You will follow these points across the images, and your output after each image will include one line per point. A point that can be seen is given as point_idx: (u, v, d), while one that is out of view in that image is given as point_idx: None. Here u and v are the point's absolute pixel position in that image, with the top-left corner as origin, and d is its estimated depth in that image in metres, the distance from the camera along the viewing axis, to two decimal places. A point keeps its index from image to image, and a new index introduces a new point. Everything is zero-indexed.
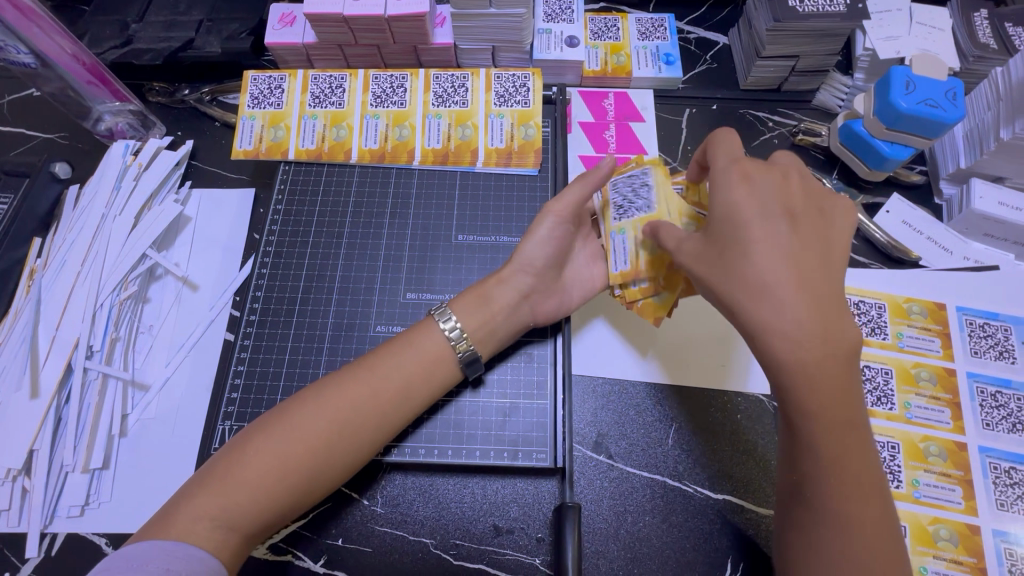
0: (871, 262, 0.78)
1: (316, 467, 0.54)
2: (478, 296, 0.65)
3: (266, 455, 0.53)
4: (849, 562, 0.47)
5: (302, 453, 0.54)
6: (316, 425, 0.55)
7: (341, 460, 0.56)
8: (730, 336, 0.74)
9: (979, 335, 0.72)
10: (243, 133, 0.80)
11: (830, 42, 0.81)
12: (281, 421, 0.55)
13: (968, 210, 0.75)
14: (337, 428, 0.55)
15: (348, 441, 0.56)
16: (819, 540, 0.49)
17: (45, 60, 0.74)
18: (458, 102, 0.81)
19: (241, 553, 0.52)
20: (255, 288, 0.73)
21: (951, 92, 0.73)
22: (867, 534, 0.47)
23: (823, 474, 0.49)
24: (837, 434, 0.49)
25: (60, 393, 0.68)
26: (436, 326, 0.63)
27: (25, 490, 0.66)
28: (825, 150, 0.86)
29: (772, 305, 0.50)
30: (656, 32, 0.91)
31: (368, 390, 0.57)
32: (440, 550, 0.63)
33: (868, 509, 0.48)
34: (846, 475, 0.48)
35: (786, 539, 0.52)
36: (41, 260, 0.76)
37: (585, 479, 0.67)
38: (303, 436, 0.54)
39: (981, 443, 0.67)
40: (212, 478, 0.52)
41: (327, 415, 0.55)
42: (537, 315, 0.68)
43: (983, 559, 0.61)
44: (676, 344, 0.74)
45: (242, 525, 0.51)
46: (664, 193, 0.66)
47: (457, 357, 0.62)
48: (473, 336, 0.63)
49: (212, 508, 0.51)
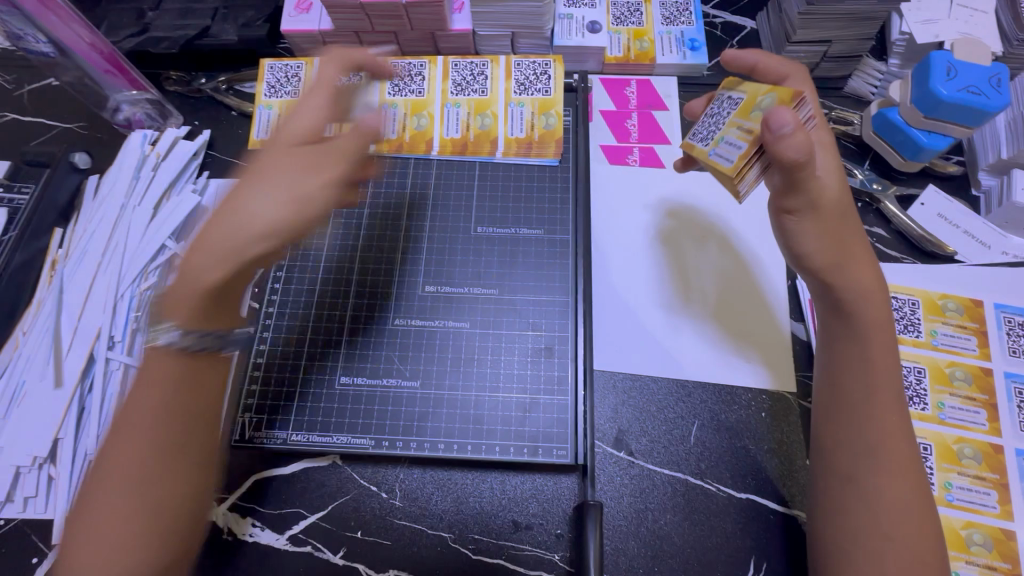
0: (904, 256, 0.75)
1: (160, 510, 0.50)
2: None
3: (109, 509, 0.49)
4: (900, 499, 0.51)
5: (133, 504, 0.49)
6: (129, 463, 0.50)
7: (184, 489, 0.52)
8: (754, 328, 0.73)
9: (1018, 334, 0.69)
10: (261, 122, 0.79)
11: (864, 26, 0.78)
12: (101, 469, 0.50)
13: (1010, 203, 0.72)
14: (151, 467, 0.50)
15: (169, 478, 0.51)
16: (876, 480, 0.52)
17: (63, 48, 0.74)
18: (478, 90, 0.79)
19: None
20: (274, 280, 0.72)
21: (994, 78, 0.70)
22: (913, 478, 0.52)
23: (874, 421, 0.54)
24: (889, 386, 0.55)
25: (82, 383, 0.69)
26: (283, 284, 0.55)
27: (50, 478, 0.67)
28: (856, 140, 0.83)
29: (854, 267, 0.57)
30: (681, 16, 0.88)
31: (152, 420, 0.51)
32: (458, 544, 0.63)
33: (908, 447, 0.53)
34: (895, 423, 0.54)
35: (821, 483, 0.56)
36: (63, 250, 0.77)
37: (604, 476, 0.66)
38: (125, 484, 0.49)
39: (1019, 446, 0.64)
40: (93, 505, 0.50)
41: (138, 450, 0.50)
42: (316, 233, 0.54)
43: (1019, 566, 0.59)
44: (715, 306, 0.74)
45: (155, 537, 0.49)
46: (745, 105, 0.59)
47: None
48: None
49: (103, 547, 0.48)
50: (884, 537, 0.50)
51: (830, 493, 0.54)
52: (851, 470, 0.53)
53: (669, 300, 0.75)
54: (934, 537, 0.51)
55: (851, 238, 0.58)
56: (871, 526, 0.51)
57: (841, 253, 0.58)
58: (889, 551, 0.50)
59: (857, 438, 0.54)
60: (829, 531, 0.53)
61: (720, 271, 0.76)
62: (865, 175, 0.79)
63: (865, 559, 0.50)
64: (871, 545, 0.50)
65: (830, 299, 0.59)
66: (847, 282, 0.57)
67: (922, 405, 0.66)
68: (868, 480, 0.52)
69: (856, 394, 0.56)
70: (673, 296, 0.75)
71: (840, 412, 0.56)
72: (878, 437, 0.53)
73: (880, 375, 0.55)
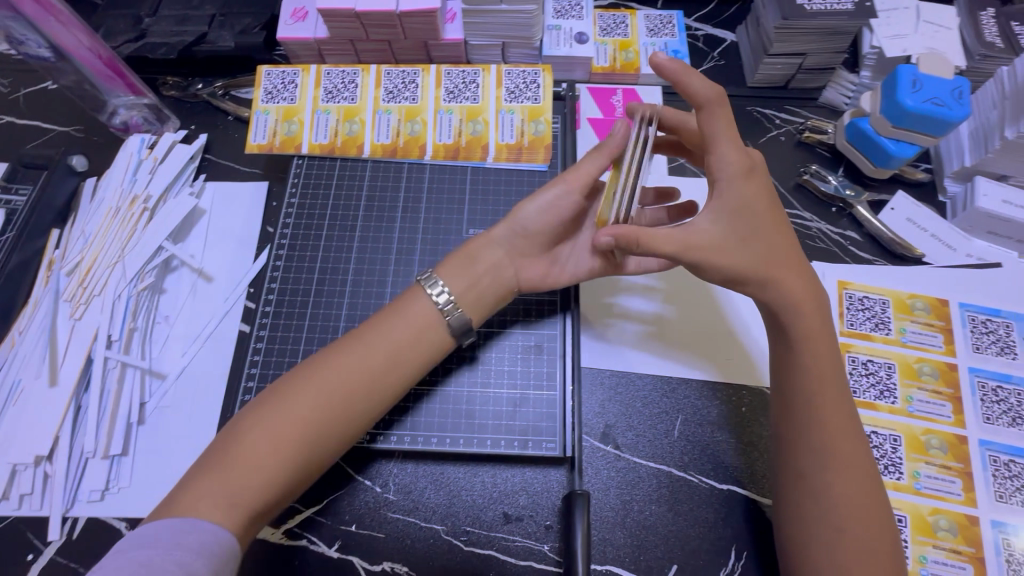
0: (876, 259, 0.79)
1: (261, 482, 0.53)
2: (466, 257, 0.67)
3: (211, 499, 0.51)
4: (847, 495, 0.54)
5: (243, 483, 0.52)
6: (261, 446, 0.54)
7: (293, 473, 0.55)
8: (710, 335, 0.76)
9: (981, 331, 0.73)
10: (258, 127, 0.81)
11: (837, 40, 0.82)
12: (226, 455, 0.53)
13: (973, 208, 0.76)
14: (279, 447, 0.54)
15: (253, 467, 0.53)
16: (824, 480, 0.55)
17: (62, 52, 0.76)
18: (469, 97, 0.82)
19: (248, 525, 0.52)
20: (271, 280, 0.74)
21: (956, 91, 0.74)
22: (863, 473, 0.55)
23: (816, 422, 0.56)
24: (828, 389, 0.57)
25: (80, 382, 0.70)
26: (423, 294, 0.64)
27: (47, 475, 0.67)
28: (831, 148, 0.87)
29: (788, 277, 0.59)
30: (664, 29, 0.92)
31: (315, 398, 0.56)
32: (451, 536, 0.65)
33: (852, 448, 0.56)
34: (837, 423, 0.56)
35: (780, 481, 0.59)
36: (59, 251, 0.78)
37: (592, 469, 0.69)
38: (243, 468, 0.53)
39: (982, 437, 0.68)
40: (218, 457, 0.54)
41: (266, 439, 0.54)
42: (523, 277, 0.69)
43: (982, 549, 0.63)
44: (673, 318, 0.77)
45: (246, 504, 0.52)
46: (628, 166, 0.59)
47: (447, 322, 0.63)
48: (459, 296, 0.65)
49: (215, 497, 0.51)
50: (836, 530, 0.53)
51: (788, 490, 0.57)
52: (801, 468, 0.56)
53: (631, 326, 0.76)
54: (884, 530, 0.53)
55: (777, 243, 0.60)
56: (821, 518, 0.54)
57: (772, 267, 0.59)
58: (842, 543, 0.53)
59: (802, 440, 0.57)
60: (790, 524, 0.57)
61: (677, 291, 0.78)
62: (838, 181, 0.83)
63: (821, 552, 0.53)
64: (823, 538, 0.54)
65: (768, 314, 0.61)
66: (778, 295, 0.59)
67: (892, 399, 0.70)
68: (816, 478, 0.55)
69: (794, 400, 0.58)
70: (634, 319, 0.77)
71: (786, 417, 0.59)
72: (823, 438, 0.56)
73: (816, 382, 0.57)
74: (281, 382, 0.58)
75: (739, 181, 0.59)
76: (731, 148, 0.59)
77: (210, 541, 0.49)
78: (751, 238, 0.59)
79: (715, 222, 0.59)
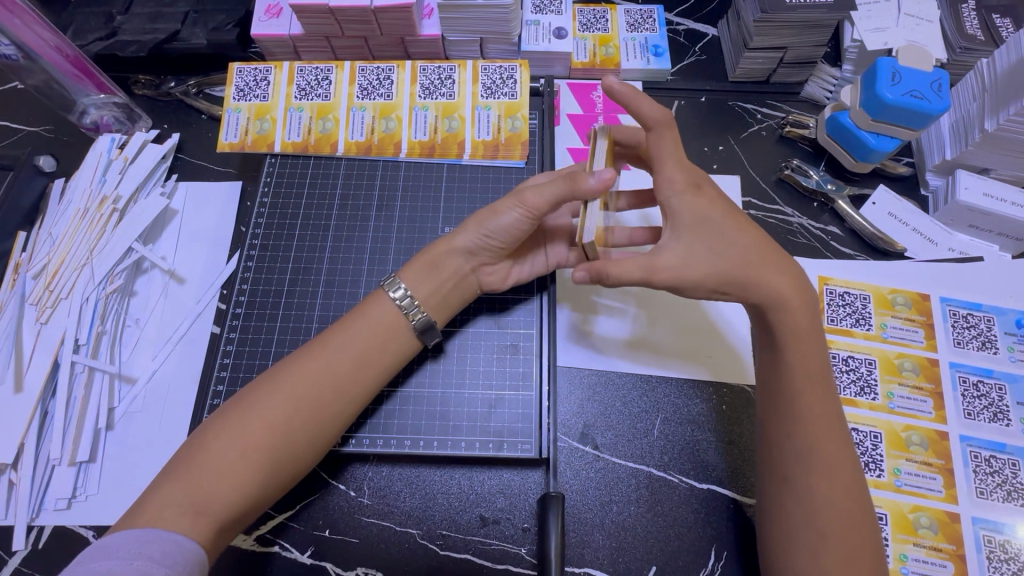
0: (857, 254, 0.78)
1: (222, 488, 0.51)
2: (428, 262, 0.65)
3: (175, 508, 0.50)
4: (830, 498, 0.53)
5: (206, 488, 0.51)
6: (232, 454, 0.52)
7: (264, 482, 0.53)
8: (695, 335, 0.74)
9: (963, 325, 0.73)
10: (229, 125, 0.80)
11: (818, 33, 0.81)
12: (193, 462, 0.52)
13: (954, 202, 0.76)
14: (246, 454, 0.52)
15: (220, 475, 0.51)
16: (807, 483, 0.54)
17: (28, 51, 0.74)
18: (445, 94, 0.81)
19: (220, 536, 0.51)
20: (242, 282, 0.73)
21: (936, 83, 0.73)
22: (847, 475, 0.54)
23: (803, 424, 0.56)
24: (814, 390, 0.57)
25: (46, 388, 0.69)
26: (386, 297, 0.63)
27: (12, 484, 0.66)
28: (812, 142, 0.86)
29: (771, 274, 0.58)
30: (645, 24, 0.91)
31: (287, 407, 0.55)
32: (426, 540, 0.64)
33: (838, 448, 0.55)
34: (823, 423, 0.55)
35: (764, 485, 0.58)
36: (26, 254, 0.76)
37: (570, 470, 0.68)
38: (210, 475, 0.51)
39: (963, 432, 0.67)
40: (182, 469, 0.52)
41: (234, 448, 0.52)
42: (484, 282, 0.68)
43: (962, 546, 0.62)
44: (657, 322, 0.75)
45: (213, 512, 0.50)
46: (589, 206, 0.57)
47: (411, 324, 0.62)
48: (421, 299, 0.63)
49: (177, 497, 0.50)
50: (818, 534, 0.52)
51: (772, 494, 0.56)
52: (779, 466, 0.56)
53: (616, 334, 0.74)
54: (866, 532, 0.53)
55: (746, 248, 0.59)
56: (806, 520, 0.53)
57: (749, 267, 0.58)
58: (824, 547, 0.52)
59: (786, 442, 0.56)
60: (774, 528, 0.56)
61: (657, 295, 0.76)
62: (819, 176, 0.82)
63: (803, 557, 0.53)
64: (806, 542, 0.53)
65: (755, 311, 0.60)
66: (759, 291, 0.58)
67: (873, 395, 0.69)
68: (799, 480, 0.54)
69: (779, 400, 0.57)
70: (618, 324, 0.75)
71: (772, 418, 0.58)
72: (809, 440, 0.55)
73: (802, 382, 0.57)
74: (245, 392, 0.57)
75: (688, 195, 0.60)
76: (675, 166, 0.60)
77: (174, 550, 0.47)
78: (724, 245, 0.59)
79: (678, 239, 0.60)
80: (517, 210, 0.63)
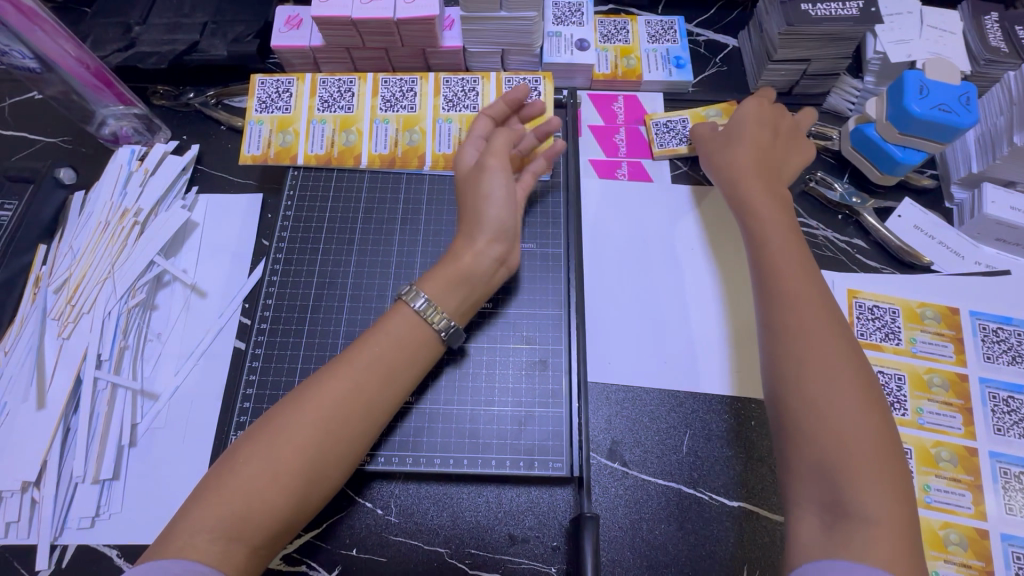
0: (884, 267, 0.78)
1: (257, 511, 0.50)
2: (456, 277, 0.64)
3: (208, 535, 0.48)
4: (832, 433, 0.51)
5: (240, 510, 0.50)
6: (261, 476, 0.51)
7: (299, 510, 0.52)
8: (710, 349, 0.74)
9: (992, 340, 0.72)
10: (251, 138, 0.79)
11: (841, 46, 0.81)
12: (222, 489, 0.50)
13: (981, 215, 0.75)
14: (278, 477, 0.51)
15: (255, 500, 0.50)
16: (806, 423, 0.52)
17: (48, 63, 0.73)
18: (469, 106, 0.80)
19: (250, 561, 0.49)
20: (266, 296, 0.72)
21: (963, 97, 0.73)
22: (849, 404, 0.52)
23: (797, 361, 0.55)
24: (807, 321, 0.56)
25: (69, 405, 0.68)
26: (408, 308, 0.61)
27: (34, 502, 0.65)
28: (836, 155, 0.86)
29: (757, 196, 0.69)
30: (666, 35, 0.90)
31: (317, 426, 0.54)
32: (455, 559, 0.63)
33: (826, 374, 0.53)
34: (810, 356, 0.54)
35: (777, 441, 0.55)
36: (47, 267, 0.75)
37: (600, 487, 0.67)
38: (244, 500, 0.50)
39: (992, 448, 0.67)
40: (211, 491, 0.51)
41: (264, 470, 0.51)
42: (511, 267, 0.69)
43: (991, 563, 0.62)
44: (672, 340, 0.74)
45: (246, 537, 0.49)
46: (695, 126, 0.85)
47: (434, 330, 0.62)
48: (443, 302, 0.63)
49: (210, 520, 0.49)
50: (822, 474, 0.50)
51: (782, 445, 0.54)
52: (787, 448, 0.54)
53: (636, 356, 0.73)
54: (877, 465, 0.49)
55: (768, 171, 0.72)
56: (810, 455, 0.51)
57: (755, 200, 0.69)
58: (831, 489, 0.49)
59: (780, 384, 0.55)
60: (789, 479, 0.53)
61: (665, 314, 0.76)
62: (844, 189, 0.82)
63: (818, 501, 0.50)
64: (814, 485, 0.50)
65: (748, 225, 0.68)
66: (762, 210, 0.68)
67: (902, 410, 0.69)
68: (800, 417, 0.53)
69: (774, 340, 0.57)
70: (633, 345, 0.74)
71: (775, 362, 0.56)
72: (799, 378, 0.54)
73: (788, 316, 0.58)
74: (272, 412, 0.55)
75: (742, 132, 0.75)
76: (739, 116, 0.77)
77: None
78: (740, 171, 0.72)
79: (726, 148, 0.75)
80: (505, 178, 0.68)
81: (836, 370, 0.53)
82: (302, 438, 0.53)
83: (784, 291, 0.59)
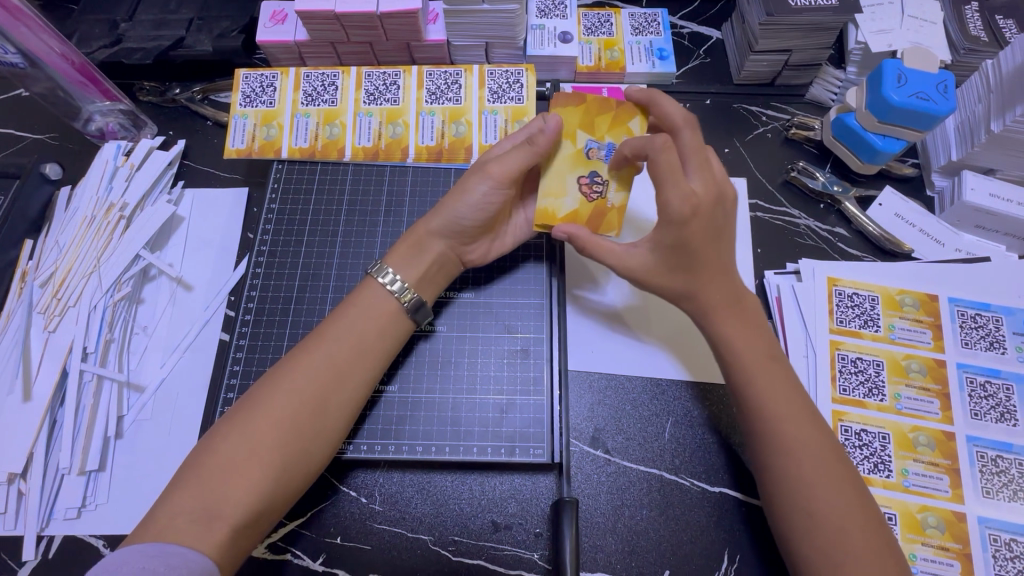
0: (864, 255, 0.79)
1: (232, 486, 0.51)
2: (413, 245, 0.65)
3: (185, 516, 0.49)
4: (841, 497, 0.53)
5: (216, 484, 0.51)
6: (239, 453, 0.52)
7: (280, 486, 0.53)
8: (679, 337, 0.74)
9: (970, 326, 0.73)
10: (236, 131, 0.80)
11: (822, 36, 0.81)
12: (201, 471, 0.51)
13: (960, 202, 0.76)
14: (257, 452, 0.52)
15: (234, 476, 0.51)
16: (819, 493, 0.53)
17: (33, 59, 0.73)
18: (452, 98, 0.81)
19: (233, 540, 0.50)
20: (250, 288, 0.73)
21: (941, 84, 0.73)
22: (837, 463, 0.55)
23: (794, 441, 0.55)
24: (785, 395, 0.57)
25: (55, 397, 0.69)
26: (376, 283, 0.63)
27: (21, 493, 0.65)
28: (818, 144, 0.86)
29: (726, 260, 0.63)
30: (650, 27, 0.91)
31: (290, 402, 0.55)
32: (438, 546, 0.64)
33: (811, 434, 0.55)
34: (800, 425, 0.56)
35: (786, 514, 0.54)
36: (33, 262, 0.76)
37: (582, 474, 0.67)
38: (222, 477, 0.51)
39: (969, 432, 0.67)
40: (191, 474, 0.52)
41: (243, 447, 0.52)
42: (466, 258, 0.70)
43: (968, 545, 0.62)
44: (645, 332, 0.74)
45: (224, 516, 0.50)
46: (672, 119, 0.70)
47: (404, 307, 0.63)
48: (413, 283, 0.64)
49: (187, 503, 0.50)
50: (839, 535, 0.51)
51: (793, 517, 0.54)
52: (767, 464, 0.56)
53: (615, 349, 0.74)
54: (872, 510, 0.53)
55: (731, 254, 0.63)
56: (829, 524, 0.52)
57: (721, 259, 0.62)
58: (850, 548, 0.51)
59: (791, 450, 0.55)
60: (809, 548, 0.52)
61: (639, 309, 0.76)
62: (826, 178, 0.82)
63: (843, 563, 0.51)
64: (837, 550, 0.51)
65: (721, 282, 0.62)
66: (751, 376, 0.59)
67: (881, 396, 0.69)
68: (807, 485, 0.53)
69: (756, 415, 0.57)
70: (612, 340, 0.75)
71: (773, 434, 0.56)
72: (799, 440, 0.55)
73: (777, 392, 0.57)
74: (251, 392, 0.57)
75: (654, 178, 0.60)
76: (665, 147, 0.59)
77: (177, 563, 0.46)
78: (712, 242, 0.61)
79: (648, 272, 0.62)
80: (487, 183, 0.65)
81: (819, 436, 0.56)
82: (277, 415, 0.54)
83: (764, 364, 0.59)
